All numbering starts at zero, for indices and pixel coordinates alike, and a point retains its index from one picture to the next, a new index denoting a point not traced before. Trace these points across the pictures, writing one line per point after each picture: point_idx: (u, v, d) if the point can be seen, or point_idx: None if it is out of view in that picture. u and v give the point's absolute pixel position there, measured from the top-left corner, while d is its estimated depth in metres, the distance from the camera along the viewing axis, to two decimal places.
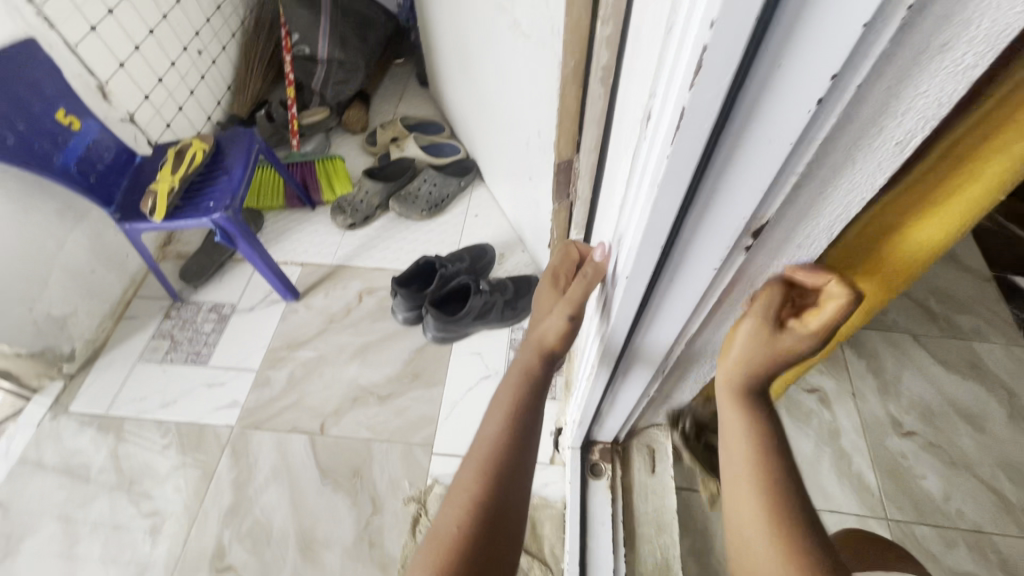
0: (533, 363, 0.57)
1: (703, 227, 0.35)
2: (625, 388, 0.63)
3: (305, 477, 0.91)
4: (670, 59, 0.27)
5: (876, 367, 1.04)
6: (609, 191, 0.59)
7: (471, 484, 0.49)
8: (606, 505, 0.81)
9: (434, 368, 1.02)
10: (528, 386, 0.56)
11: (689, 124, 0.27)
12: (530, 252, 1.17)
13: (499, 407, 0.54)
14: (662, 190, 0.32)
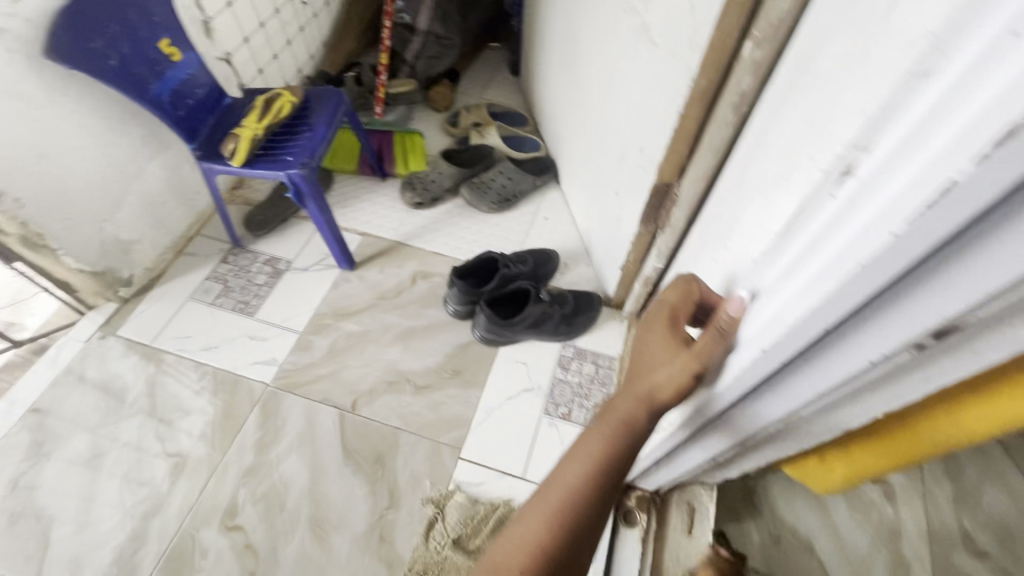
0: (635, 416, 0.44)
1: (885, 317, 0.27)
2: (697, 447, 0.55)
3: (329, 453, 0.88)
4: (964, 106, 0.20)
5: (955, 471, 0.93)
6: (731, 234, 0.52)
7: (542, 527, 0.43)
8: (633, 558, 0.77)
9: (476, 369, 0.98)
10: (624, 440, 0.45)
11: (954, 200, 0.20)
12: (595, 267, 1.11)
13: (587, 448, 0.45)
14: (874, 263, 0.25)
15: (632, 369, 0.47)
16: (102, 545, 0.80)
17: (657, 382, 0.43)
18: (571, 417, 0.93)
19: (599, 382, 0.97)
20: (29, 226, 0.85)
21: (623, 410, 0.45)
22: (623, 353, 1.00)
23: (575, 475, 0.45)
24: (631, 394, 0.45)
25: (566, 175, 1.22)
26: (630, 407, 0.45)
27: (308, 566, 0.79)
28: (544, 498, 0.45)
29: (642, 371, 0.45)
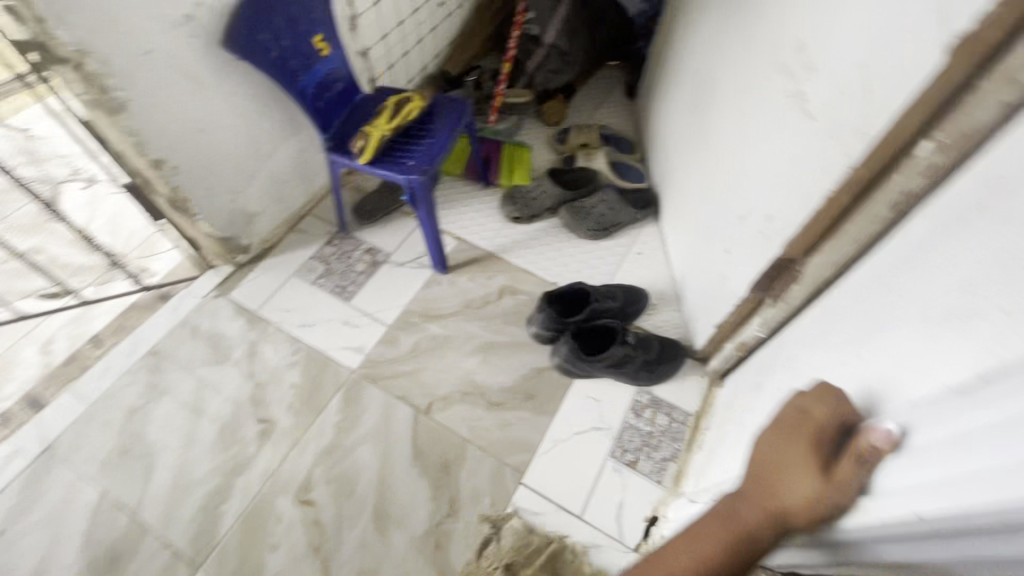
0: (754, 529, 0.43)
1: None
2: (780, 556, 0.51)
3: (399, 450, 0.93)
4: None
5: None
6: (873, 348, 0.49)
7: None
8: None
9: (549, 396, 0.99)
10: (739, 552, 0.43)
11: None
12: (685, 314, 1.08)
13: (697, 547, 0.44)
14: None
15: (755, 475, 0.45)
16: (193, 490, 0.89)
17: (787, 501, 0.41)
18: (636, 466, 0.91)
19: (670, 436, 0.95)
20: (178, 192, 0.94)
21: (745, 521, 0.43)
22: (699, 411, 0.97)
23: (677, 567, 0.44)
24: (756, 507, 0.43)
25: (669, 214, 1.19)
26: (745, 513, 0.44)
27: (367, 555, 0.83)
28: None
29: (771, 485, 0.43)
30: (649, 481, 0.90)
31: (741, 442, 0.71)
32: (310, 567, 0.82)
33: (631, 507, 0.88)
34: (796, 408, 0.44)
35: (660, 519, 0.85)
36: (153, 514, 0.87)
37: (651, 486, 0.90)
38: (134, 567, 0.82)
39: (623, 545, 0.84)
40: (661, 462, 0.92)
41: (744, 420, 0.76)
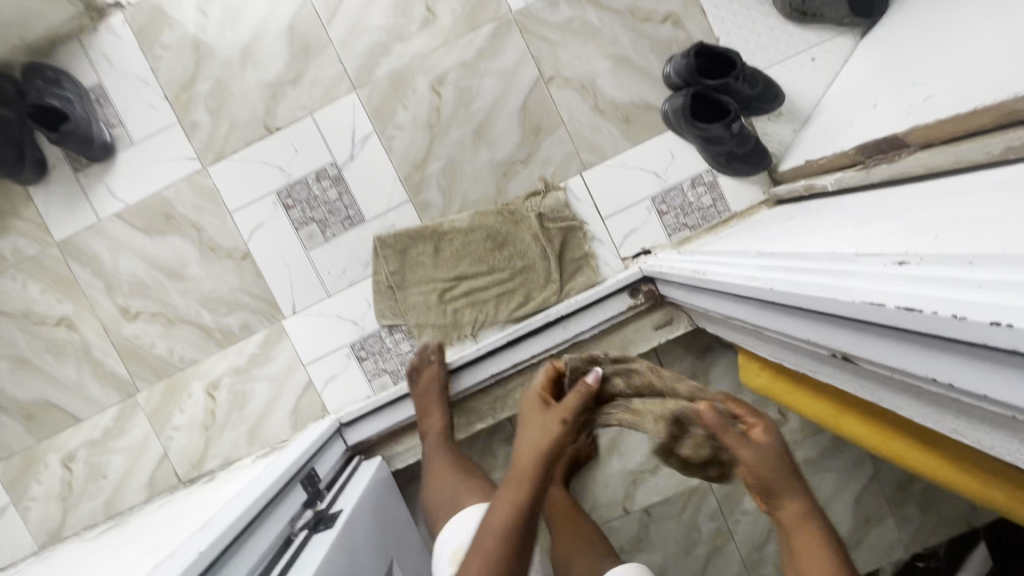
0: (534, 458, 0.71)
1: (806, 289, 0.54)
2: (717, 301, 0.85)
3: (513, 98, 1.14)
4: (870, 280, 0.46)
5: (828, 451, 1.25)
6: (854, 225, 0.68)
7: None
8: (620, 307, 1.12)
9: (641, 130, 1.14)
10: (545, 441, 0.71)
11: (866, 282, 0.47)
12: (797, 137, 1.14)
13: (511, 490, 0.70)
14: (830, 279, 0.52)
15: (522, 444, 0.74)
16: (365, 34, 1.13)
17: (538, 435, 0.73)
18: (662, 216, 1.15)
19: (702, 214, 1.15)
20: None
21: (527, 453, 0.71)
22: (737, 212, 1.15)
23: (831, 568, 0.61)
24: (525, 443, 0.73)
25: (874, 34, 1.09)
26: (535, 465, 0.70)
27: (460, 152, 1.15)
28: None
29: (530, 433, 0.74)
30: (663, 230, 1.16)
31: (742, 241, 0.94)
32: (423, 135, 1.14)
33: (639, 235, 1.15)
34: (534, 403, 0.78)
35: (650, 254, 1.15)
36: (335, 33, 1.13)
37: (661, 233, 1.16)
38: (317, 64, 1.14)
39: (617, 252, 1.16)
40: (680, 224, 1.15)
41: (758, 232, 0.96)
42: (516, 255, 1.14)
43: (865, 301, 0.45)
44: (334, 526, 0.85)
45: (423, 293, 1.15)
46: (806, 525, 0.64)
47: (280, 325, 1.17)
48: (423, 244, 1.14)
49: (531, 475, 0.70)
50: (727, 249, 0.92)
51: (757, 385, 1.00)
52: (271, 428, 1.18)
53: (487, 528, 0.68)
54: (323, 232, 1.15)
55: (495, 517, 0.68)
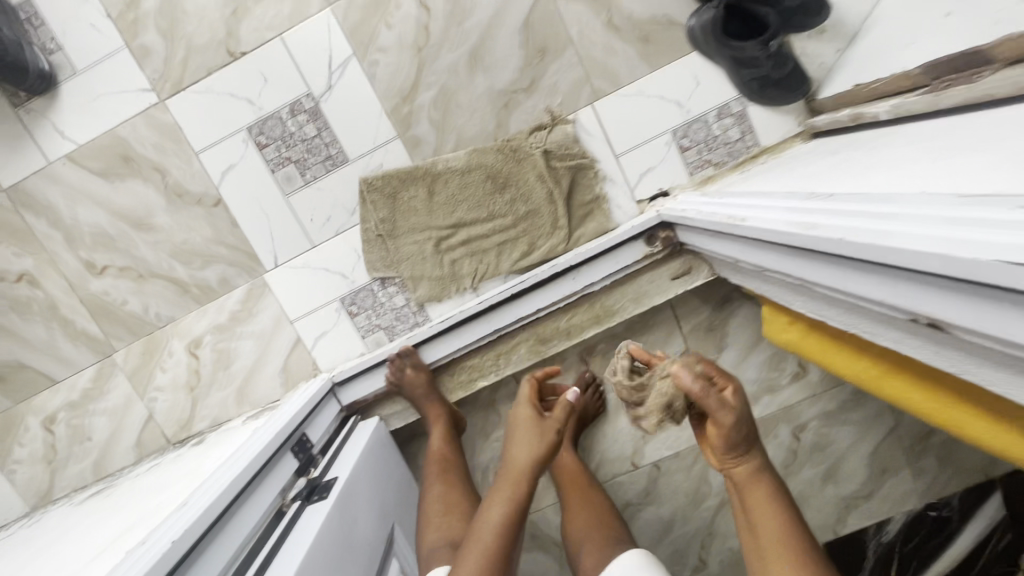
0: (528, 467, 0.76)
1: (888, 240, 0.44)
2: (749, 250, 0.74)
3: (514, 14, 0.98)
4: (988, 230, 0.36)
5: (847, 404, 1.20)
6: (933, 159, 0.56)
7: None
8: (634, 257, 1.01)
9: (662, 51, 0.99)
10: (540, 451, 0.77)
11: (982, 233, 0.36)
12: (841, 58, 0.99)
13: (501, 498, 0.74)
14: (925, 227, 0.41)
15: (510, 451, 0.79)
16: None
17: (529, 447, 0.78)
18: (684, 152, 1.02)
19: (728, 150, 1.02)
20: None
21: (521, 461, 0.76)
22: (767, 148, 1.02)
23: (779, 525, 0.64)
24: (521, 449, 0.78)
25: None
26: (530, 473, 0.76)
27: (454, 80, 1.00)
28: (755, 551, 0.65)
29: (521, 441, 0.79)
30: (684, 168, 1.03)
31: (778, 180, 0.82)
32: (411, 60, 0.99)
33: (657, 175, 1.03)
34: (519, 410, 0.84)
35: (669, 196, 1.03)
36: None
37: (681, 173, 1.03)
38: None
39: (632, 195, 1.04)
40: (703, 162, 1.03)
41: (796, 170, 0.84)
42: (519, 199, 1.02)
43: (984, 258, 0.34)
44: (328, 499, 0.79)
45: (417, 243, 1.05)
46: (760, 484, 0.67)
47: (262, 279, 1.07)
48: (415, 188, 1.02)
49: (526, 481, 0.75)
50: (761, 190, 0.80)
51: (783, 343, 0.91)
52: (260, 388, 1.11)
53: (480, 532, 0.72)
54: (303, 175, 1.03)
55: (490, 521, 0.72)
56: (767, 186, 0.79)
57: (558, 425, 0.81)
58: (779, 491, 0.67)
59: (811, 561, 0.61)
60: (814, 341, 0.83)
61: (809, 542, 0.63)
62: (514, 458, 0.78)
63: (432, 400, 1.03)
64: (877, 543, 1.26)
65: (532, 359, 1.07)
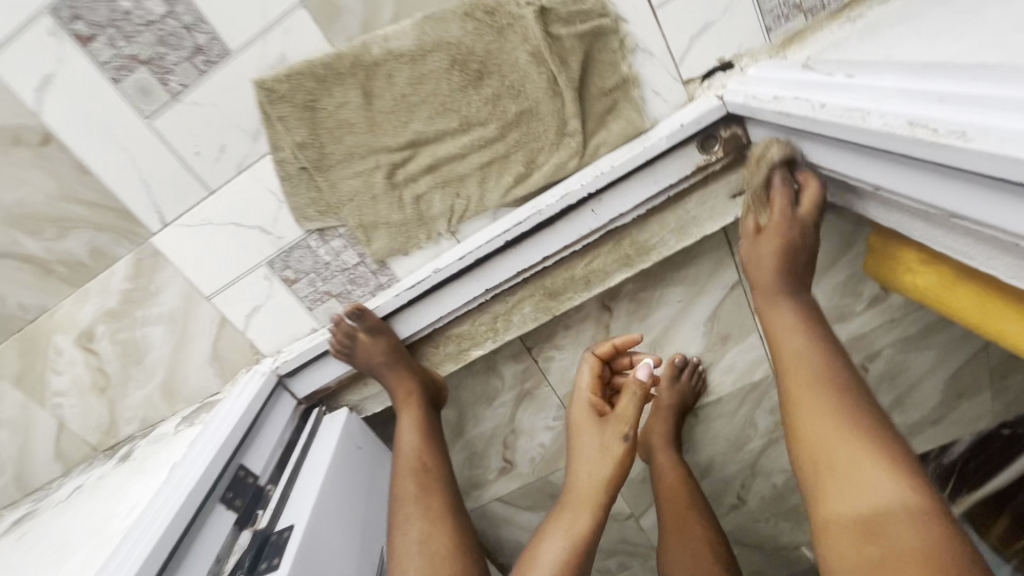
0: (604, 487, 0.59)
1: None
2: (898, 170, 0.43)
3: None
4: None
5: (933, 327, 0.96)
6: None
7: (817, 387, 0.57)
8: (680, 170, 0.70)
9: None
10: (612, 470, 0.59)
11: None
12: None
13: (568, 527, 0.57)
14: None
15: (574, 467, 0.62)
16: None
17: (602, 460, 0.60)
18: None
19: None
20: None
21: (587, 478, 0.60)
22: None
23: (799, 334, 0.61)
24: (587, 463, 0.61)
25: None
26: (606, 492, 0.59)
27: None
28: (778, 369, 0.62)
29: (580, 455, 0.62)
30: (756, 23, 0.66)
31: (952, 26, 0.44)
32: None
33: (715, 38, 0.67)
34: (583, 403, 0.66)
35: (732, 72, 0.68)
36: None
37: (753, 31, 0.66)
38: None
39: (675, 72, 0.69)
40: (789, 9, 0.65)
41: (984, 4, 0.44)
42: (506, 95, 0.67)
43: None
44: (288, 557, 0.57)
45: (362, 174, 0.71)
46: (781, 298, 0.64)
47: (151, 245, 0.75)
48: (343, 89, 0.65)
49: (597, 503, 0.58)
50: (914, 52, 0.44)
51: (928, 301, 0.61)
52: (192, 381, 0.86)
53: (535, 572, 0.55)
54: (164, 83, 0.66)
55: (553, 549, 0.56)
56: (935, 45, 0.43)
57: (631, 428, 0.60)
58: (807, 309, 0.64)
59: (834, 380, 0.56)
60: (971, 296, 0.54)
61: (831, 352, 0.59)
62: (580, 471, 0.61)
63: (397, 370, 0.76)
64: (937, 466, 1.13)
65: (541, 318, 0.80)
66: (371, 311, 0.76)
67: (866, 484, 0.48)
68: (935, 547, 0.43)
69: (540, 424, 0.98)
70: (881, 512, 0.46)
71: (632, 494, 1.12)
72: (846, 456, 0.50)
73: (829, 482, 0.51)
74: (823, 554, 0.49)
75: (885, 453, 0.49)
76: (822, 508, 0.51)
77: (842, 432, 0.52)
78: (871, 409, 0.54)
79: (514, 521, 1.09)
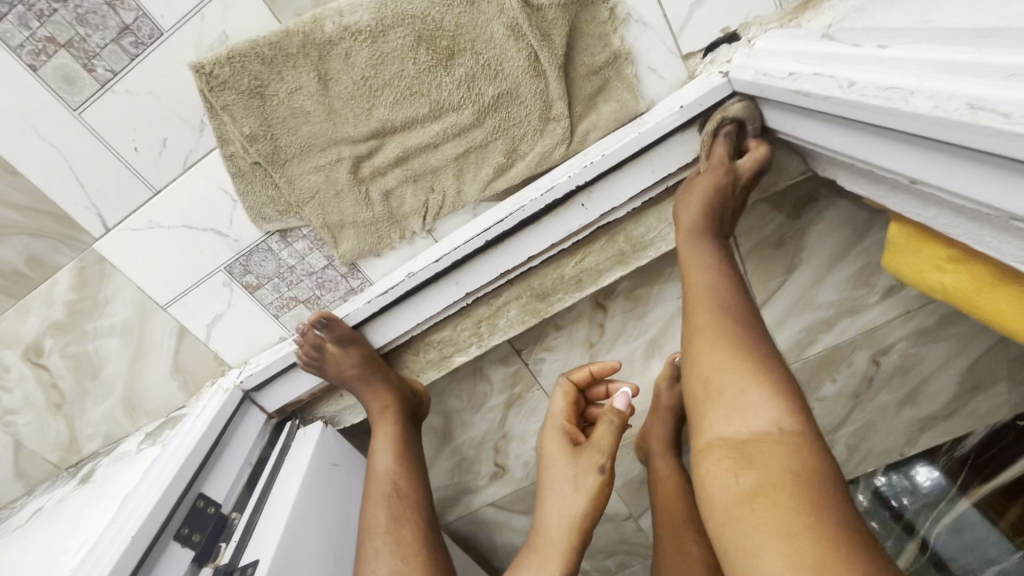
0: (577, 523, 0.56)
1: None
2: (934, 163, 0.35)
3: None
4: None
5: (950, 318, 0.89)
6: None
7: (719, 320, 0.54)
8: (680, 158, 0.62)
9: None
10: (586, 505, 0.56)
11: None
12: None
13: (541, 570, 0.54)
14: None
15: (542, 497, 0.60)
16: None
17: (573, 492, 0.57)
18: None
19: None
20: None
21: (559, 512, 0.57)
22: None
23: (707, 270, 0.59)
24: (559, 497, 0.58)
25: None
26: (579, 530, 0.56)
27: None
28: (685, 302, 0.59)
29: (549, 487, 0.60)
30: None
31: None
32: None
33: (719, 5, 0.58)
34: (554, 428, 0.65)
35: (738, 44, 0.60)
36: None
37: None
38: None
39: (673, 46, 0.61)
40: None
41: None
42: (481, 75, 0.59)
43: None
44: None
45: (322, 169, 0.63)
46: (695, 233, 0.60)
47: (95, 252, 0.68)
48: (294, 72, 0.57)
49: (571, 541, 0.55)
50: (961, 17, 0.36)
51: (946, 296, 0.54)
52: (156, 395, 0.80)
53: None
54: (90, 69, 0.58)
55: None
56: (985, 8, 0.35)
57: (607, 458, 0.59)
58: (720, 248, 0.61)
59: (739, 319, 0.53)
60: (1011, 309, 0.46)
61: (737, 289, 0.56)
62: (551, 504, 0.58)
63: (372, 385, 0.70)
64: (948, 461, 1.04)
65: (529, 321, 0.73)
66: (340, 319, 0.69)
67: (752, 414, 0.46)
68: (805, 475, 0.40)
69: (532, 429, 0.93)
70: (759, 439, 0.44)
71: (632, 495, 1.07)
72: (735, 385, 0.48)
73: (716, 409, 0.48)
74: (699, 483, 0.47)
75: (771, 381, 0.47)
76: (705, 431, 0.49)
77: (733, 365, 0.49)
78: (766, 340, 0.51)
79: (507, 527, 1.04)
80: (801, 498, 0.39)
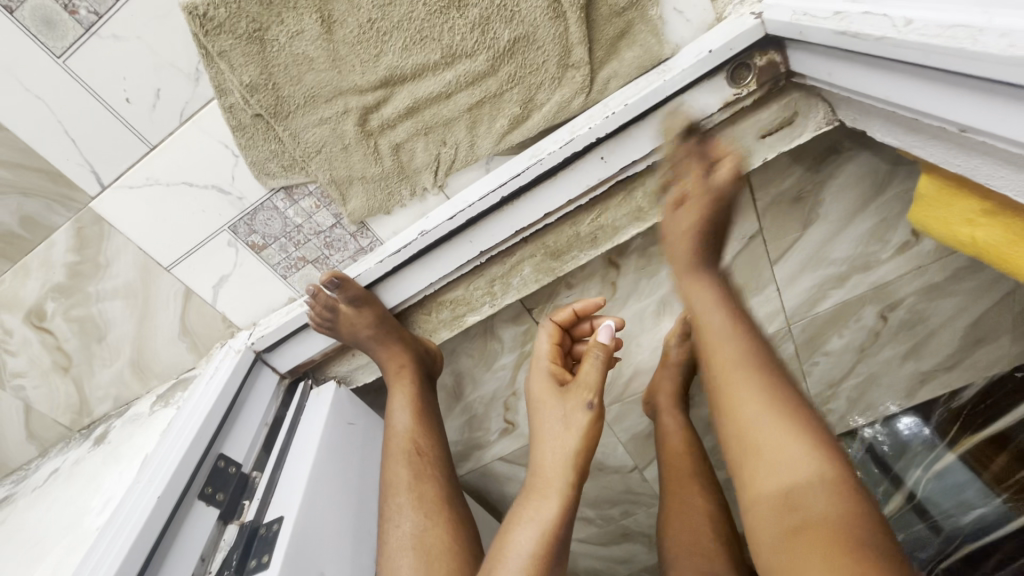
0: (570, 462, 0.55)
1: None
2: (1000, 107, 0.33)
3: None
4: None
5: (961, 274, 0.89)
6: None
7: (744, 360, 0.55)
8: (703, 108, 0.59)
9: None
10: (575, 443, 0.56)
11: None
12: None
13: (539, 508, 0.54)
14: None
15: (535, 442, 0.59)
16: None
17: (563, 433, 0.57)
18: None
19: None
20: None
21: (550, 454, 0.56)
22: None
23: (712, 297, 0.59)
24: (550, 441, 0.57)
25: None
26: (573, 468, 0.55)
27: None
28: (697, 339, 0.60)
29: (540, 431, 0.59)
30: None
31: None
32: None
33: None
34: (543, 371, 0.64)
35: None
36: None
37: None
38: None
39: None
40: None
41: None
42: (497, 17, 0.55)
43: None
44: (280, 545, 0.52)
45: (328, 122, 0.60)
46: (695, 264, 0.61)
47: (92, 212, 0.65)
48: (295, 15, 0.53)
49: (567, 478, 0.54)
50: None
51: (978, 251, 0.52)
52: (165, 358, 0.79)
53: (505, 562, 0.51)
54: (72, 11, 0.53)
55: (528, 533, 0.52)
56: None
57: (594, 396, 0.58)
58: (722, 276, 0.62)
59: (759, 350, 0.56)
60: None
61: (749, 323, 0.58)
62: (544, 446, 0.57)
63: (376, 342, 0.70)
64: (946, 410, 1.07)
65: (543, 280, 0.71)
66: (352, 279, 0.68)
67: (790, 461, 0.48)
68: (844, 519, 0.43)
69: None
70: (801, 490, 0.46)
71: (637, 448, 1.09)
72: (767, 436, 0.50)
73: (754, 454, 0.51)
74: (753, 537, 0.49)
75: (809, 437, 0.49)
76: (747, 480, 0.51)
77: (766, 407, 0.51)
78: (790, 385, 0.53)
79: (516, 481, 1.07)
80: (844, 541, 0.42)
